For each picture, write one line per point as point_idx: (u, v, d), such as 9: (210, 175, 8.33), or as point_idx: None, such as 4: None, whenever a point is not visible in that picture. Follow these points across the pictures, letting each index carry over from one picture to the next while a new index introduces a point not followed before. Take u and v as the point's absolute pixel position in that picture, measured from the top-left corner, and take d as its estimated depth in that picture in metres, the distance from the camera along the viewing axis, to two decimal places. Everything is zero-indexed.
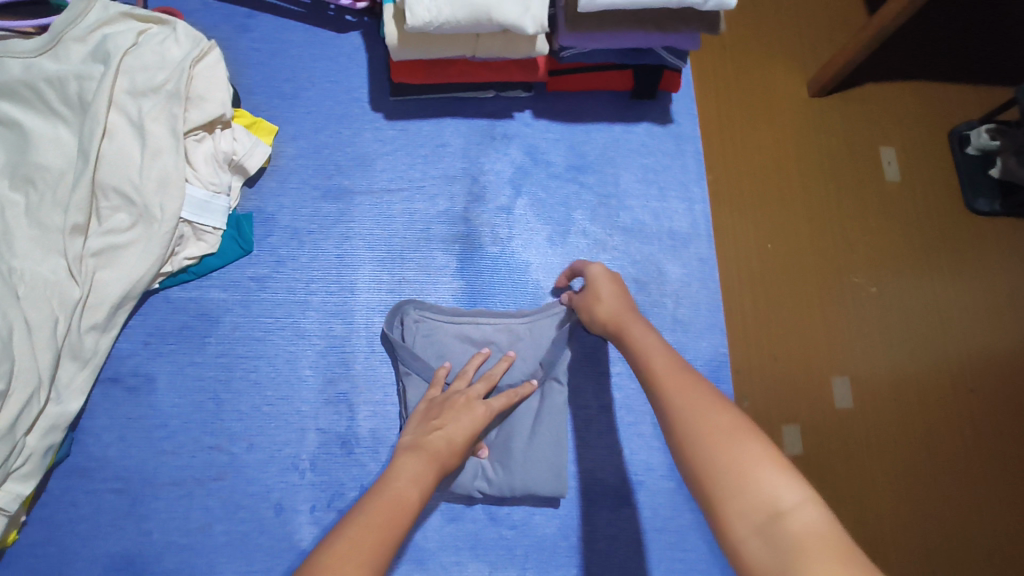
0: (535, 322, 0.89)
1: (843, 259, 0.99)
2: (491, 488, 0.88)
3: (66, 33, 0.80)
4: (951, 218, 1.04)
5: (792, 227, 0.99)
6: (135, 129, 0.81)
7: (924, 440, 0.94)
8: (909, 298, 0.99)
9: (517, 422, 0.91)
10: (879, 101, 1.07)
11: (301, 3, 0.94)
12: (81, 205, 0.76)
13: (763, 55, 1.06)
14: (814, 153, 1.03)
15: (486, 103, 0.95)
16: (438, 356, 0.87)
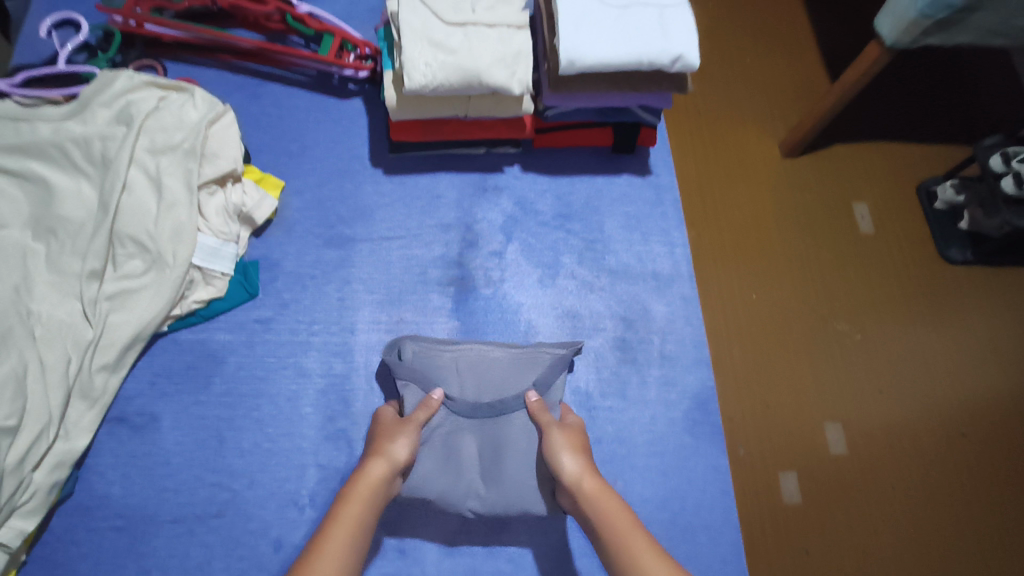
0: (529, 349, 0.88)
1: (829, 311, 1.14)
2: (484, 509, 0.81)
3: (93, 99, 0.88)
4: (933, 270, 1.20)
5: (775, 281, 1.15)
6: (153, 183, 0.87)
7: (915, 482, 1.03)
8: (892, 346, 1.13)
9: (510, 437, 0.82)
10: (844, 166, 1.27)
11: (307, 74, 1.08)
12: (99, 252, 0.82)
13: (735, 126, 1.28)
14: (795, 214, 1.21)
15: (478, 159, 1.04)
16: (434, 372, 0.85)
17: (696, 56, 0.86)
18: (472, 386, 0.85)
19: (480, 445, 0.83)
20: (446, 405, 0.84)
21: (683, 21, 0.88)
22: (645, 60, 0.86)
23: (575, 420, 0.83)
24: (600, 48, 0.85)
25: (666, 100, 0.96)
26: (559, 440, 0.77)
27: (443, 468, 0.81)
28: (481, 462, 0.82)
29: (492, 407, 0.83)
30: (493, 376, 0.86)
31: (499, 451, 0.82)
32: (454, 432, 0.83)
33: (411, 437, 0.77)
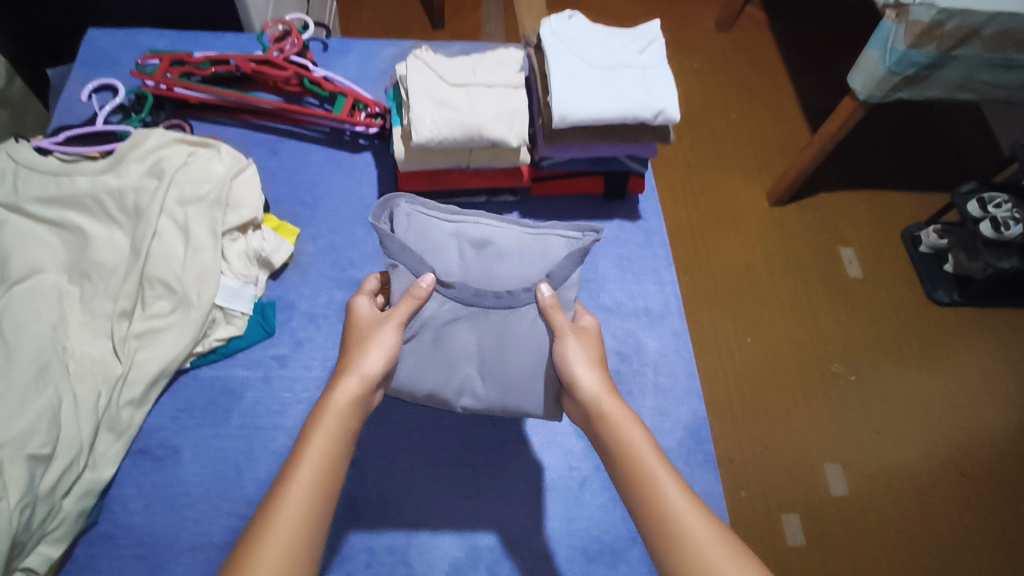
0: (536, 237, 0.94)
1: (817, 351, 1.73)
2: (477, 405, 0.87)
3: (127, 155, 0.97)
4: (909, 330, 1.78)
5: (765, 328, 1.76)
6: (181, 231, 0.95)
7: (953, 503, 1.52)
8: (871, 396, 1.67)
9: (509, 333, 0.89)
10: (820, 223, 1.96)
11: (321, 131, 1.18)
12: (129, 293, 0.89)
13: (720, 202, 2.00)
14: (781, 296, 1.81)
15: (479, 207, 1.13)
16: (436, 255, 0.91)
17: (676, 111, 0.95)
18: (476, 273, 0.90)
19: (480, 342, 0.88)
20: (448, 291, 0.89)
21: (664, 82, 0.97)
22: (631, 114, 0.94)
23: (590, 325, 0.88)
24: (590, 105, 0.94)
25: (651, 150, 1.04)
26: (578, 348, 0.82)
27: (440, 363, 0.87)
28: (479, 360, 0.88)
29: (499, 299, 0.89)
30: (499, 263, 0.91)
31: (496, 347, 0.88)
32: (451, 320, 0.89)
33: (383, 353, 0.78)
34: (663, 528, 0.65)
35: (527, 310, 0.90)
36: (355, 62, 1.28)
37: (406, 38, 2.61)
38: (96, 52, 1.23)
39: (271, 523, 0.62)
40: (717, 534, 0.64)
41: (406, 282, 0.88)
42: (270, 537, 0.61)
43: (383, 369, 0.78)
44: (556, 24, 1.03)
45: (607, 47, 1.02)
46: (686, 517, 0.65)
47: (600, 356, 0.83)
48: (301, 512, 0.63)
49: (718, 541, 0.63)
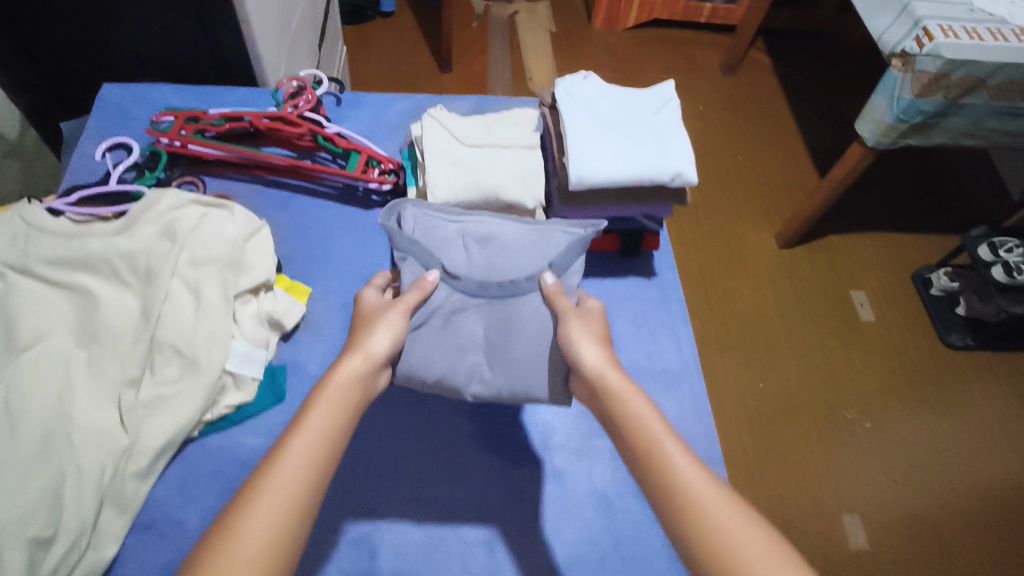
0: (540, 230, 0.95)
1: (830, 398, 1.91)
2: (486, 392, 0.86)
3: (140, 217, 0.97)
4: (914, 375, 1.96)
5: (777, 374, 1.94)
6: (192, 292, 0.93)
7: (968, 548, 1.66)
8: (887, 439, 1.84)
9: (516, 317, 0.88)
10: (818, 279, 2.16)
11: (334, 187, 1.18)
12: (138, 360, 0.87)
13: (727, 258, 2.19)
14: (793, 346, 2.01)
15: None
16: (442, 251, 0.91)
17: (694, 173, 0.94)
18: (481, 264, 0.91)
19: (488, 329, 0.88)
20: (453, 283, 0.89)
21: (679, 144, 0.96)
22: (647, 178, 0.93)
23: (595, 308, 0.87)
24: (606, 168, 0.93)
25: (667, 211, 1.02)
26: (580, 327, 0.81)
27: (447, 348, 0.85)
28: (486, 346, 0.87)
29: (503, 288, 0.89)
30: (503, 255, 0.92)
31: (503, 333, 0.87)
32: (458, 310, 0.88)
33: (386, 334, 0.79)
34: (656, 472, 0.66)
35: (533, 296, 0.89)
36: (368, 116, 1.28)
37: (415, 79, 2.66)
38: (110, 107, 1.24)
39: (263, 489, 0.62)
40: (702, 474, 0.65)
41: (413, 275, 0.89)
42: (261, 501, 0.61)
43: (386, 354, 0.78)
44: (569, 84, 1.03)
45: (621, 107, 1.01)
46: (678, 460, 0.66)
47: (604, 336, 0.82)
48: (293, 481, 0.63)
49: (705, 484, 0.64)
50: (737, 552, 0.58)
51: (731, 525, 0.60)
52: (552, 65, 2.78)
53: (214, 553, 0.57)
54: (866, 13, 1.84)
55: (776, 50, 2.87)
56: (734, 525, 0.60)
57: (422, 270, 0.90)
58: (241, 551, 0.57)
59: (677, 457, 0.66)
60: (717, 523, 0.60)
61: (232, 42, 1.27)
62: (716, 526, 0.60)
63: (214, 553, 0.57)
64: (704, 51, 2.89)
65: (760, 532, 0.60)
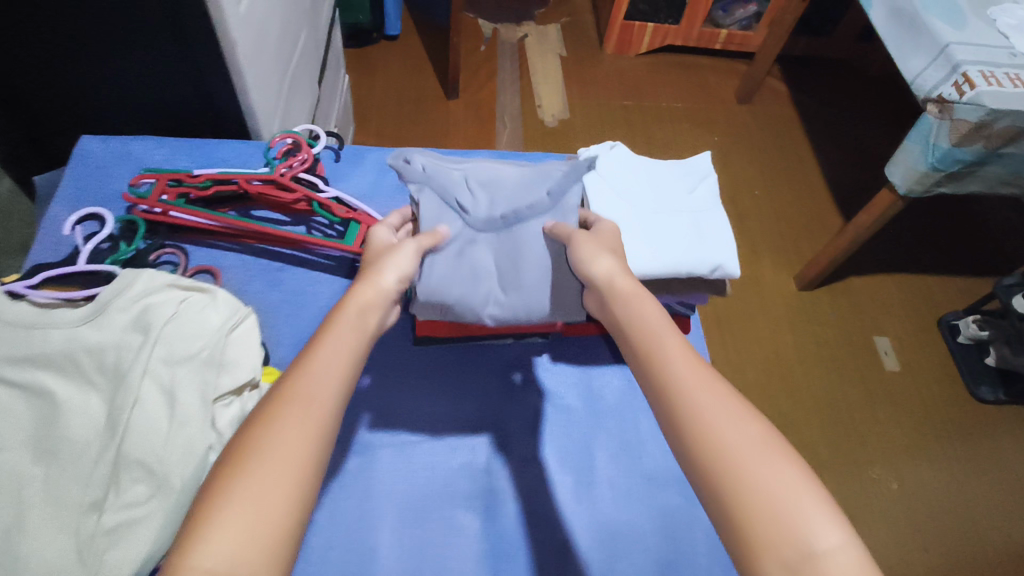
0: (537, 169, 0.93)
1: (856, 456, 1.78)
2: (504, 313, 0.84)
3: (109, 304, 0.87)
4: (943, 432, 1.84)
5: (798, 430, 1.81)
6: (166, 396, 0.82)
7: None
8: (915, 503, 1.71)
9: (527, 245, 0.86)
10: (842, 325, 2.04)
11: (330, 257, 1.08)
12: (101, 479, 0.76)
13: (745, 302, 2.08)
14: (816, 397, 1.88)
15: (506, 349, 1.01)
16: (451, 189, 0.88)
17: (736, 266, 0.83)
18: (487, 200, 0.88)
19: (498, 257, 0.85)
20: (463, 218, 0.86)
21: (719, 231, 0.86)
22: (684, 270, 0.82)
23: (607, 226, 0.82)
24: (638, 260, 0.82)
25: (703, 299, 0.92)
26: (596, 247, 0.78)
27: (462, 275, 0.83)
28: (499, 273, 0.85)
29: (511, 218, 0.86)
30: (510, 191, 0.89)
31: (515, 257, 0.85)
32: (470, 243, 0.85)
33: (400, 266, 0.76)
34: (662, 388, 0.62)
35: (544, 219, 0.87)
36: (370, 174, 1.18)
37: (418, 106, 2.55)
38: (88, 163, 1.13)
39: (289, 396, 0.59)
40: (706, 377, 0.62)
41: (427, 211, 0.84)
42: (289, 406, 0.58)
43: (398, 287, 0.75)
44: (593, 156, 0.93)
45: (651, 185, 0.91)
46: (682, 365, 0.63)
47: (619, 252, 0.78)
48: (319, 390, 0.60)
49: (707, 386, 0.61)
50: (731, 451, 0.56)
51: (730, 424, 0.58)
52: (563, 91, 2.68)
53: (245, 456, 0.54)
54: (894, 48, 1.68)
55: (794, 77, 2.76)
56: (736, 424, 0.58)
57: (436, 205, 0.86)
58: (271, 452, 0.54)
59: (681, 364, 0.63)
60: (715, 423, 0.58)
61: (224, 91, 1.17)
62: (714, 424, 0.58)
63: (246, 455, 0.54)
64: (720, 79, 2.79)
65: (761, 431, 0.58)
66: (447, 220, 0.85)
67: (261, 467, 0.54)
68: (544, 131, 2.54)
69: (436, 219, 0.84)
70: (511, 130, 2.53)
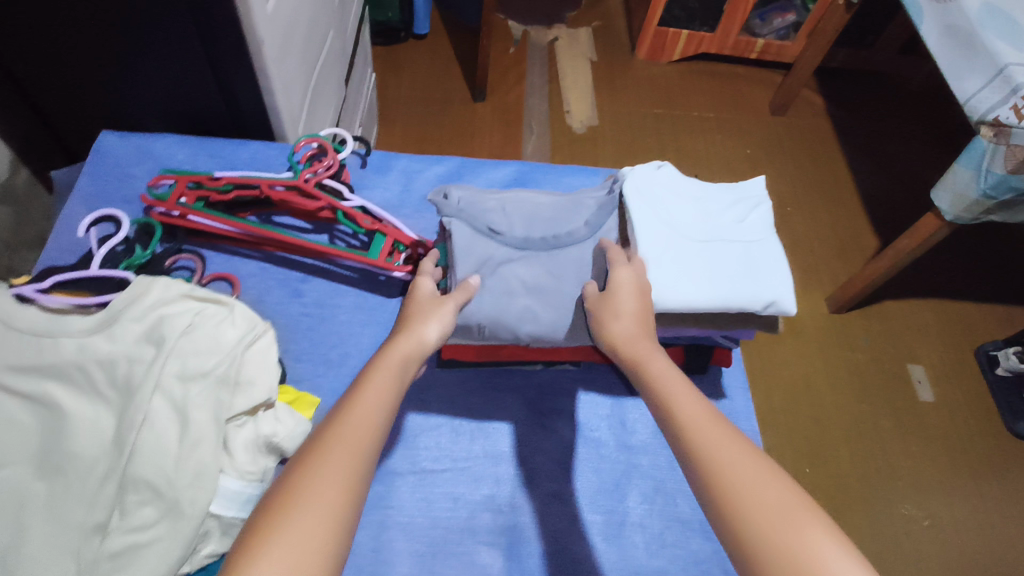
0: (573, 197, 0.89)
1: (886, 490, 1.70)
2: (542, 330, 0.77)
3: (122, 313, 0.83)
4: (979, 468, 1.76)
5: (826, 458, 1.73)
6: (177, 414, 0.78)
7: None
8: (948, 542, 1.63)
9: (565, 264, 0.80)
10: (876, 350, 1.96)
11: (353, 268, 1.03)
12: (106, 501, 0.72)
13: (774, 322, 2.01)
14: (846, 425, 1.80)
15: (534, 374, 0.95)
16: (484, 215, 0.83)
17: (792, 303, 0.78)
18: (522, 224, 0.83)
19: (534, 275, 0.79)
20: (497, 240, 0.81)
21: (773, 264, 0.81)
22: (734, 305, 0.77)
23: (627, 274, 0.74)
24: (685, 291, 0.77)
25: (749, 334, 0.86)
26: (608, 311, 0.72)
27: (497, 293, 0.77)
28: (536, 289, 0.78)
29: (547, 241, 0.81)
30: (547, 217, 0.85)
31: (553, 276, 0.79)
32: (505, 263, 0.79)
33: (443, 324, 0.71)
34: (684, 445, 0.59)
35: (586, 246, 0.82)
36: (396, 183, 1.13)
37: (444, 106, 2.51)
38: (107, 160, 1.09)
39: (329, 439, 0.56)
40: (725, 432, 0.59)
41: (461, 236, 0.80)
42: (329, 449, 0.55)
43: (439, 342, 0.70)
44: (639, 175, 0.87)
45: (700, 209, 0.85)
46: (699, 422, 0.60)
47: (638, 307, 0.72)
48: (360, 434, 0.58)
49: (727, 441, 0.58)
50: (757, 513, 0.52)
51: (753, 482, 0.55)
52: (592, 97, 2.62)
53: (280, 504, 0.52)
54: (947, 71, 1.59)
55: (832, 91, 2.67)
56: (761, 484, 0.54)
57: (469, 230, 0.81)
58: (310, 500, 0.52)
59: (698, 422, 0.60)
60: (738, 481, 0.55)
61: (249, 89, 1.13)
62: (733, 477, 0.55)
63: (284, 500, 0.52)
64: (754, 89, 2.71)
65: (786, 489, 0.54)
66: (480, 242, 0.80)
67: (300, 515, 0.51)
68: (572, 137, 2.48)
69: (469, 244, 0.80)
70: (539, 135, 2.47)
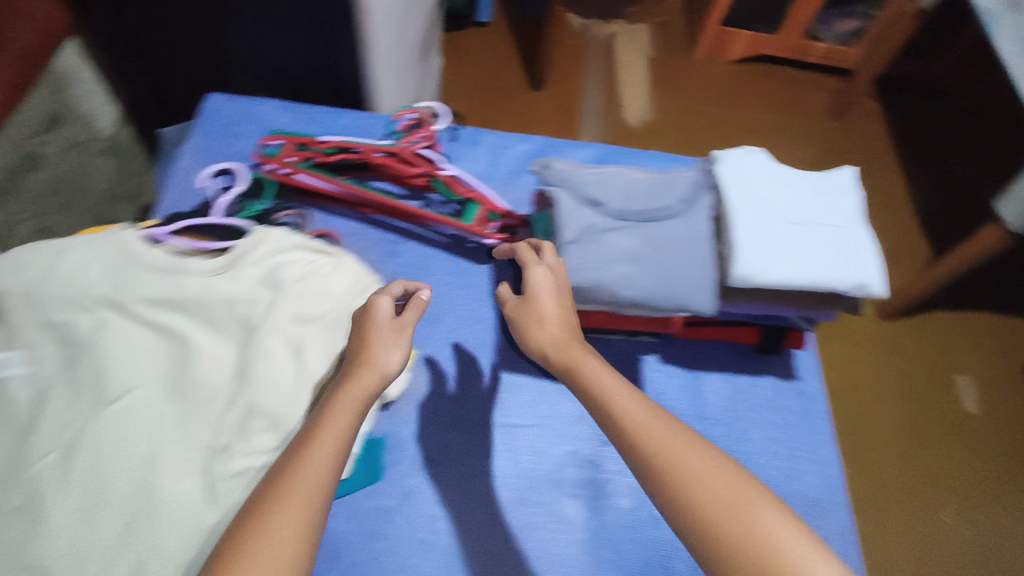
0: (668, 174, 0.93)
1: (926, 494, 1.72)
2: (641, 296, 0.81)
3: (242, 258, 0.89)
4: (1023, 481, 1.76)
5: (869, 459, 1.76)
6: (293, 352, 0.86)
7: None
8: (987, 551, 1.64)
9: (663, 236, 0.84)
10: (924, 356, 1.96)
11: (445, 234, 1.08)
12: (231, 427, 0.79)
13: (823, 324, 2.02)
14: (890, 427, 1.82)
15: (616, 342, 0.99)
16: (585, 187, 0.88)
17: (881, 286, 0.82)
18: (620, 196, 0.87)
19: (632, 245, 0.83)
20: (597, 211, 0.86)
21: (863, 249, 0.84)
22: (827, 285, 0.81)
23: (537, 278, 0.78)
24: (780, 268, 0.81)
25: (830, 316, 0.90)
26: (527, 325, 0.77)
27: (599, 260, 0.82)
28: (635, 257, 0.82)
29: (643, 214, 0.86)
30: (643, 192, 0.89)
31: (651, 247, 0.83)
32: (604, 232, 0.84)
33: (400, 351, 0.76)
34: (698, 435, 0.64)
35: (682, 220, 0.86)
36: (484, 157, 1.18)
37: (503, 94, 2.56)
38: (217, 120, 1.17)
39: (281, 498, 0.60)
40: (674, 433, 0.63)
41: (565, 204, 0.86)
42: (285, 500, 0.60)
43: (397, 366, 0.75)
44: (733, 159, 0.91)
45: (794, 192, 0.89)
46: (645, 424, 0.64)
47: (553, 311, 0.76)
48: (311, 484, 0.61)
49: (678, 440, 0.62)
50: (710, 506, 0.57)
51: (701, 477, 0.59)
52: (648, 92, 2.65)
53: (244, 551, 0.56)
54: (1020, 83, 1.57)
55: (891, 98, 2.66)
56: (709, 477, 0.59)
57: (571, 201, 0.87)
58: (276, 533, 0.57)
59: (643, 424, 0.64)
60: (691, 477, 0.59)
61: (351, 59, 1.19)
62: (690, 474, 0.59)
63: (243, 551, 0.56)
64: (812, 93, 2.71)
65: (730, 478, 0.59)
66: (581, 213, 0.86)
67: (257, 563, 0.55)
68: (628, 132, 2.52)
69: (572, 214, 0.85)
70: (595, 127, 2.51)
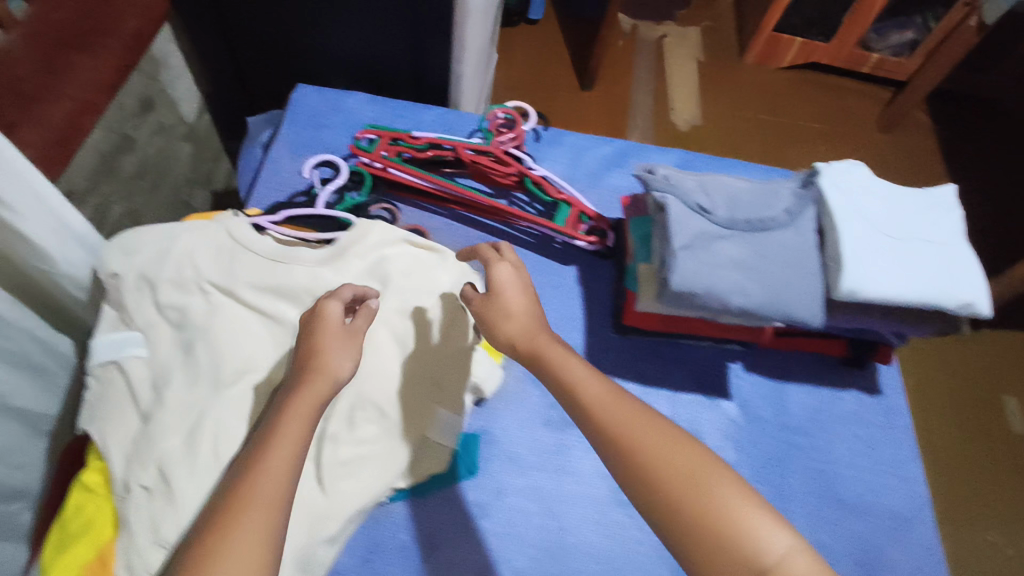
0: (769, 185, 0.94)
1: (976, 513, 1.71)
2: (749, 304, 0.81)
3: (349, 249, 0.91)
4: None
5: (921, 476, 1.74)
6: (398, 345, 0.88)
7: None
8: None
9: (772, 247, 0.85)
10: (973, 375, 1.95)
11: (533, 234, 1.09)
12: (341, 415, 0.82)
13: None
14: (939, 444, 1.81)
15: (702, 350, 1.01)
16: (692, 193, 0.89)
17: (986, 305, 0.82)
18: (726, 205, 0.88)
19: (740, 254, 0.84)
20: (706, 217, 0.86)
21: (966, 268, 0.84)
22: (932, 302, 0.81)
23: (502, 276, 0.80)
24: (888, 284, 0.81)
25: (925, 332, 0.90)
26: (496, 322, 0.76)
27: (711, 267, 0.82)
28: (744, 266, 0.83)
29: (750, 223, 0.87)
30: (747, 201, 0.89)
31: (760, 257, 0.84)
32: (713, 239, 0.84)
33: (353, 353, 0.72)
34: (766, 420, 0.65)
35: (788, 231, 0.87)
36: (567, 159, 1.19)
37: (552, 93, 2.56)
38: (305, 111, 1.19)
39: (240, 500, 0.57)
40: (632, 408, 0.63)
41: (675, 210, 0.86)
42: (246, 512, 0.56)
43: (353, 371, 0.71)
44: (835, 172, 0.92)
45: (896, 208, 0.89)
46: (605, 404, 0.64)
47: (520, 308, 0.76)
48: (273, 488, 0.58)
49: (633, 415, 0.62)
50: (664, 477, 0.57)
51: (656, 448, 0.59)
52: (696, 96, 2.64)
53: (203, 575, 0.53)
54: None
55: (942, 113, 2.64)
56: (664, 450, 0.59)
57: (680, 208, 0.87)
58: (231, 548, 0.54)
59: (605, 404, 0.64)
60: (646, 452, 0.59)
61: (439, 55, 1.20)
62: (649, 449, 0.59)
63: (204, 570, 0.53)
64: (861, 104, 2.69)
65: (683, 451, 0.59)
66: (689, 219, 0.86)
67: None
68: (676, 135, 2.51)
69: (681, 220, 0.85)
70: (643, 130, 2.51)
